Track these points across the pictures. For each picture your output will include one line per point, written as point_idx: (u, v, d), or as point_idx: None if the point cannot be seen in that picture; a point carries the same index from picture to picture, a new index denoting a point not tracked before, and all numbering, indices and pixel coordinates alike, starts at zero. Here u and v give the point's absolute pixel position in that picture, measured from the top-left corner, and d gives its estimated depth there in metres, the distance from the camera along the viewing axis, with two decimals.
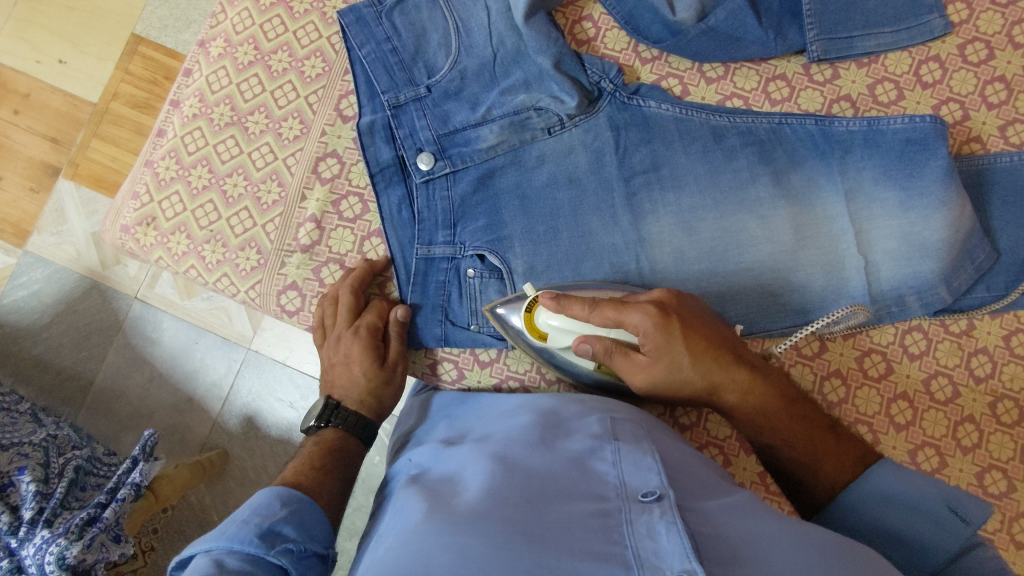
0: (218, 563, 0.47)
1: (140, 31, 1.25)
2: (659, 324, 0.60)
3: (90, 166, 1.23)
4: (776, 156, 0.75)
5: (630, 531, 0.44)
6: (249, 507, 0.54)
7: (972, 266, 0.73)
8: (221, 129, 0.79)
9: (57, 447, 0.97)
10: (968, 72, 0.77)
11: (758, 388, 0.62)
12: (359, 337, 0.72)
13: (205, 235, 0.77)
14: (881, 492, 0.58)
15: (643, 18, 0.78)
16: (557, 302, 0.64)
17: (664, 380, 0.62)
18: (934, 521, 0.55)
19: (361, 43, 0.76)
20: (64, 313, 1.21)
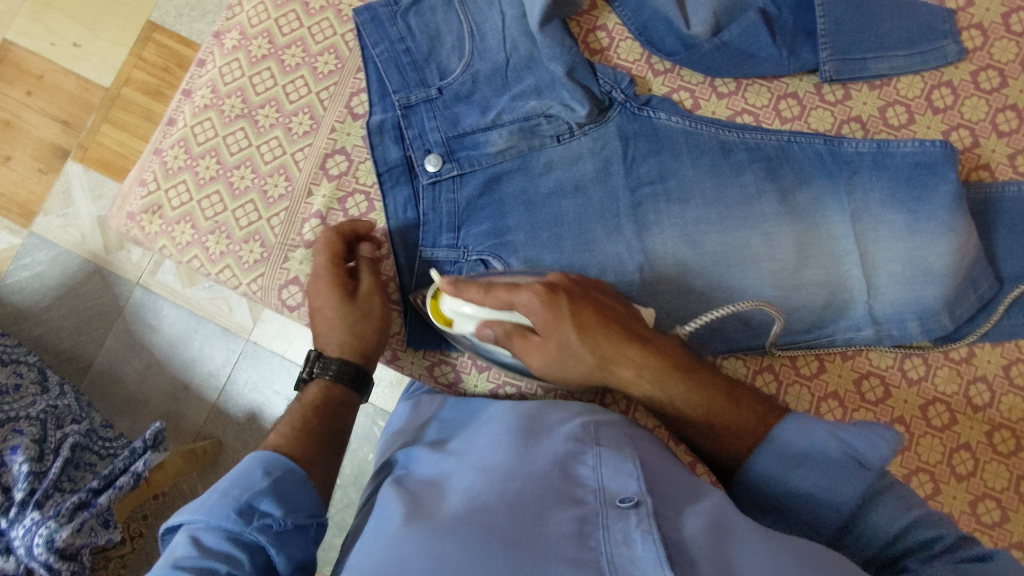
0: (196, 540, 0.53)
1: (154, 18, 1.25)
2: (546, 304, 0.62)
3: (99, 151, 1.23)
4: (782, 173, 0.75)
5: (606, 536, 0.44)
6: (233, 475, 0.57)
7: (975, 293, 0.73)
8: (231, 120, 0.79)
9: (55, 419, 0.96)
10: (979, 100, 0.77)
11: (654, 359, 0.63)
12: (322, 282, 0.70)
13: (210, 226, 0.77)
14: (787, 447, 0.61)
15: (657, 30, 0.78)
16: (455, 286, 0.64)
17: (557, 358, 0.63)
18: (838, 471, 0.58)
19: (375, 42, 0.76)
20: (67, 295, 1.22)
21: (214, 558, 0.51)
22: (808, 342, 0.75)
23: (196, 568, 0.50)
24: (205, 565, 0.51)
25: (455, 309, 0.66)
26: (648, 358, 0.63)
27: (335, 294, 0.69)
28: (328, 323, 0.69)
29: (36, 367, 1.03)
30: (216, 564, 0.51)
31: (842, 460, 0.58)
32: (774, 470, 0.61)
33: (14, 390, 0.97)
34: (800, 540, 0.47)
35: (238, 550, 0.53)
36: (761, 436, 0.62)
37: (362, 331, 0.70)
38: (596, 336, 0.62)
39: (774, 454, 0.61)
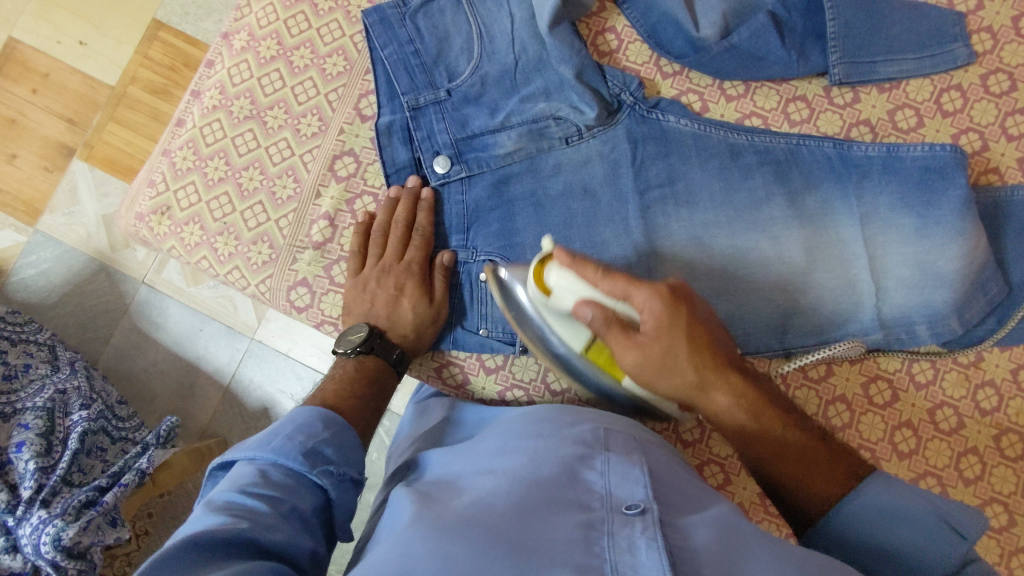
0: (263, 473, 0.49)
1: (161, 17, 1.25)
2: (663, 306, 0.56)
3: (105, 150, 1.24)
4: (792, 176, 0.75)
5: (610, 541, 0.43)
6: (293, 420, 0.55)
7: (984, 298, 0.73)
8: (239, 122, 0.79)
9: (65, 405, 0.97)
10: (989, 103, 0.77)
11: (755, 394, 0.58)
12: (410, 272, 0.73)
13: (219, 227, 0.78)
14: (869, 510, 0.52)
15: (666, 33, 0.78)
16: (572, 260, 0.60)
17: (657, 364, 0.57)
18: (926, 533, 0.50)
19: (384, 43, 0.76)
20: (73, 293, 1.22)
21: (281, 491, 0.49)
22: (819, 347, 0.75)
23: (265, 497, 0.47)
24: (272, 496, 0.48)
25: (559, 280, 0.61)
26: (749, 391, 0.58)
27: (416, 284, 0.73)
28: (405, 310, 0.72)
29: (46, 347, 1.03)
30: (282, 498, 0.48)
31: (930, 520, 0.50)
32: (854, 541, 0.52)
33: (21, 373, 0.98)
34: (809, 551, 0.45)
35: (301, 491, 0.50)
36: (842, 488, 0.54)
37: (432, 330, 0.73)
38: (706, 353, 0.57)
39: (852, 522, 0.52)
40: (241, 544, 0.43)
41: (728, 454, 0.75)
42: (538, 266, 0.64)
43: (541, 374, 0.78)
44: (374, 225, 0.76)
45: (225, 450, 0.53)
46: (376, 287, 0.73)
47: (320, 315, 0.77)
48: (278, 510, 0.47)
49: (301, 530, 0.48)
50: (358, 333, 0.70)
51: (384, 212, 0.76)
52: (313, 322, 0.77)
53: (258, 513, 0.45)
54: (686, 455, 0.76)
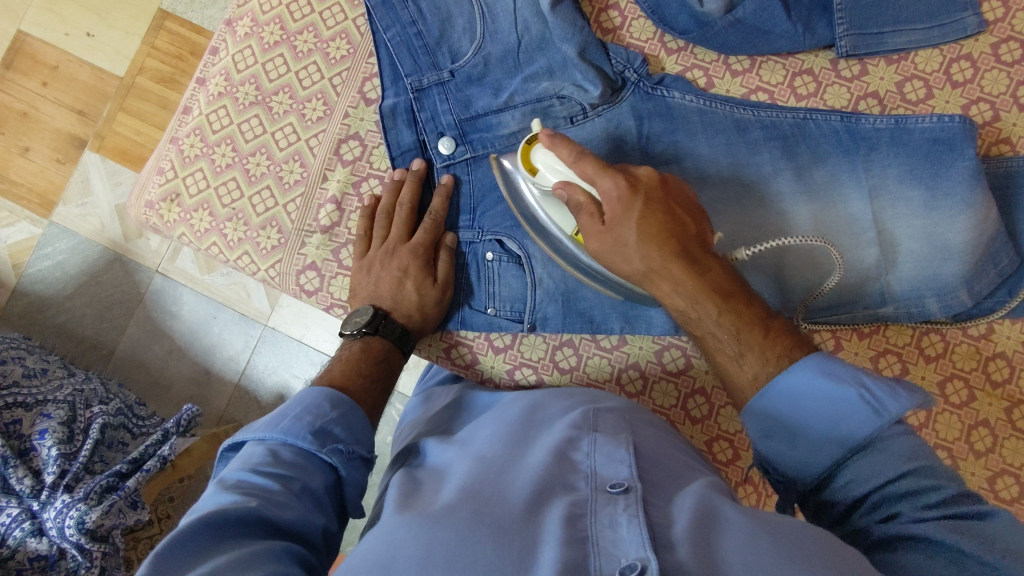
0: (273, 453, 0.51)
1: (166, 6, 1.25)
2: (623, 195, 0.58)
3: (116, 140, 1.25)
4: (799, 151, 0.74)
5: (593, 520, 0.44)
6: (301, 402, 0.56)
7: (994, 270, 0.72)
8: (245, 108, 0.80)
9: (84, 400, 0.99)
10: (1000, 72, 0.76)
11: (694, 282, 0.57)
12: (416, 256, 0.73)
13: (227, 213, 0.78)
14: (791, 390, 0.51)
15: (670, 7, 0.77)
16: (551, 139, 0.63)
17: (608, 251, 0.60)
18: (844, 413, 0.48)
19: (386, 26, 0.76)
20: (88, 283, 1.24)
21: (292, 470, 0.50)
22: (831, 323, 0.75)
23: (276, 475, 0.48)
24: (284, 475, 0.49)
25: (547, 162, 0.65)
26: (689, 280, 0.57)
27: (420, 267, 0.73)
28: (409, 291, 0.72)
29: (60, 362, 1.08)
30: (294, 477, 0.49)
31: (853, 406, 0.48)
32: (762, 416, 0.52)
33: (40, 375, 1.01)
34: (787, 521, 0.46)
35: (312, 469, 0.51)
36: (776, 371, 0.53)
37: (436, 311, 0.74)
38: (655, 242, 0.57)
39: (764, 397, 0.52)
40: (255, 523, 0.44)
41: (737, 429, 0.76)
42: (527, 146, 0.69)
43: (550, 352, 0.78)
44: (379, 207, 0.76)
45: (235, 432, 0.54)
46: (380, 269, 0.74)
47: (329, 299, 0.77)
48: (289, 488, 0.48)
49: (312, 507, 0.49)
50: (364, 316, 0.71)
51: (390, 194, 0.76)
52: (322, 305, 0.78)
53: (272, 491, 0.46)
54: (694, 433, 0.76)
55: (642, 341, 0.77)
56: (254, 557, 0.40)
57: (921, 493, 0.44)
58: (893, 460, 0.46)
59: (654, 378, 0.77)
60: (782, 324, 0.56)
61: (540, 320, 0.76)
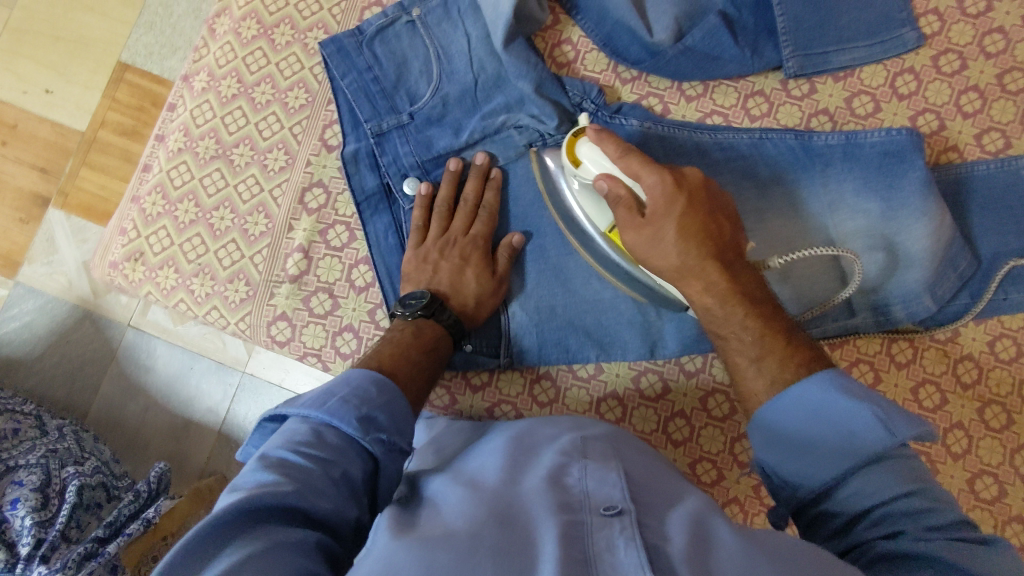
0: (317, 433, 0.49)
1: (125, 59, 1.25)
2: (668, 193, 0.59)
3: (80, 196, 1.23)
4: (758, 171, 0.76)
5: (591, 542, 0.44)
6: (349, 382, 0.54)
7: (954, 274, 0.73)
8: (206, 162, 0.79)
9: (58, 461, 0.97)
10: (942, 83, 0.79)
11: (728, 287, 0.59)
12: (478, 247, 0.74)
13: (193, 269, 0.77)
14: (806, 401, 0.52)
15: (622, 39, 0.79)
16: (597, 133, 0.63)
17: (646, 245, 0.61)
18: (853, 430, 0.49)
19: (343, 73, 0.77)
20: (58, 343, 1.21)
21: (331, 454, 0.48)
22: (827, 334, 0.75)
23: (317, 458, 0.47)
24: (324, 458, 0.48)
25: (589, 157, 0.65)
26: (724, 282, 0.59)
27: (481, 257, 0.73)
28: (469, 280, 0.72)
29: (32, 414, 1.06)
30: (334, 462, 0.48)
31: (860, 422, 0.49)
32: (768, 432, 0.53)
33: (12, 436, 1.00)
34: (782, 543, 0.46)
35: (352, 456, 0.50)
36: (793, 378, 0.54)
37: (493, 302, 0.73)
38: (695, 242, 0.59)
39: (774, 407, 0.53)
40: (287, 510, 0.44)
41: (720, 450, 0.75)
42: (572, 137, 0.68)
43: (527, 386, 0.77)
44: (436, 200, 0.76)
45: (279, 403, 0.53)
46: (437, 258, 0.73)
47: (302, 348, 0.76)
48: (328, 474, 0.47)
49: (348, 497, 0.48)
50: (420, 298, 0.69)
51: (447, 187, 0.76)
52: (295, 355, 0.77)
53: (309, 475, 0.46)
54: (677, 456, 0.75)
55: (618, 368, 0.77)
56: (268, 554, 0.40)
57: (921, 514, 0.45)
58: (893, 481, 0.47)
59: (633, 404, 0.76)
60: (801, 336, 0.58)
61: (517, 354, 0.76)
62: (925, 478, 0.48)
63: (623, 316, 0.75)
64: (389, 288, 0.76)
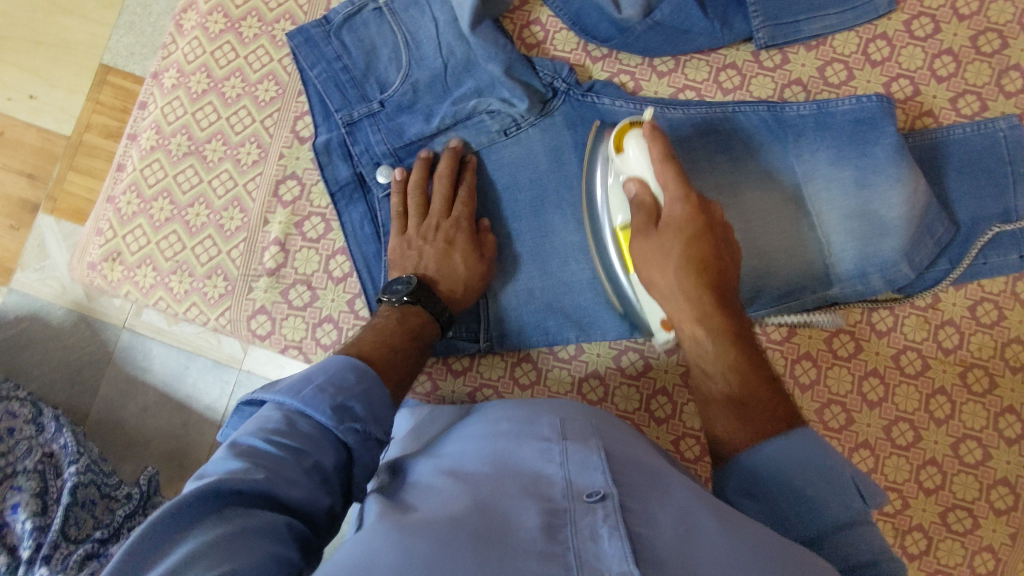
0: (291, 423, 0.49)
1: (107, 61, 1.25)
2: (687, 210, 0.61)
3: (71, 200, 1.22)
4: (732, 144, 0.76)
5: (574, 532, 0.44)
6: (325, 369, 0.52)
7: (932, 240, 0.73)
8: (179, 159, 0.79)
9: (55, 467, 0.97)
10: (915, 48, 0.78)
11: (720, 321, 0.60)
12: (463, 231, 0.72)
13: (171, 266, 0.78)
14: (795, 454, 0.53)
15: (591, 17, 0.78)
16: (653, 131, 0.64)
17: (653, 251, 0.63)
18: (838, 492, 0.52)
19: (312, 63, 0.77)
20: (55, 348, 1.21)
21: (302, 442, 0.48)
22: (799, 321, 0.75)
23: (290, 449, 0.47)
24: (296, 448, 0.47)
25: (634, 153, 0.66)
26: (718, 315, 0.60)
27: (467, 241, 0.72)
28: (457, 263, 0.71)
29: (28, 402, 1.02)
30: (307, 452, 0.47)
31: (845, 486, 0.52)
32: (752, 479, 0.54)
33: (6, 437, 0.98)
34: (767, 543, 0.46)
35: (325, 447, 0.49)
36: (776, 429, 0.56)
37: (479, 287, 0.72)
38: (696, 266, 0.60)
39: (759, 458, 0.54)
40: (258, 497, 0.44)
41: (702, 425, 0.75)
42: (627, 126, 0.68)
43: (509, 370, 0.78)
44: (420, 183, 0.74)
45: (256, 388, 0.52)
46: (422, 242, 0.72)
47: (282, 341, 0.76)
48: (300, 463, 0.46)
49: (319, 487, 0.48)
50: (407, 282, 0.67)
51: (427, 170, 0.75)
52: (276, 348, 0.77)
53: (281, 465, 0.45)
54: (660, 433, 0.76)
55: (599, 349, 0.77)
56: (236, 541, 0.40)
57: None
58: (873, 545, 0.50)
59: (615, 383, 0.77)
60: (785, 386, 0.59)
61: (496, 338, 0.77)
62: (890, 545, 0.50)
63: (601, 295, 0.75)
64: (368, 278, 0.75)
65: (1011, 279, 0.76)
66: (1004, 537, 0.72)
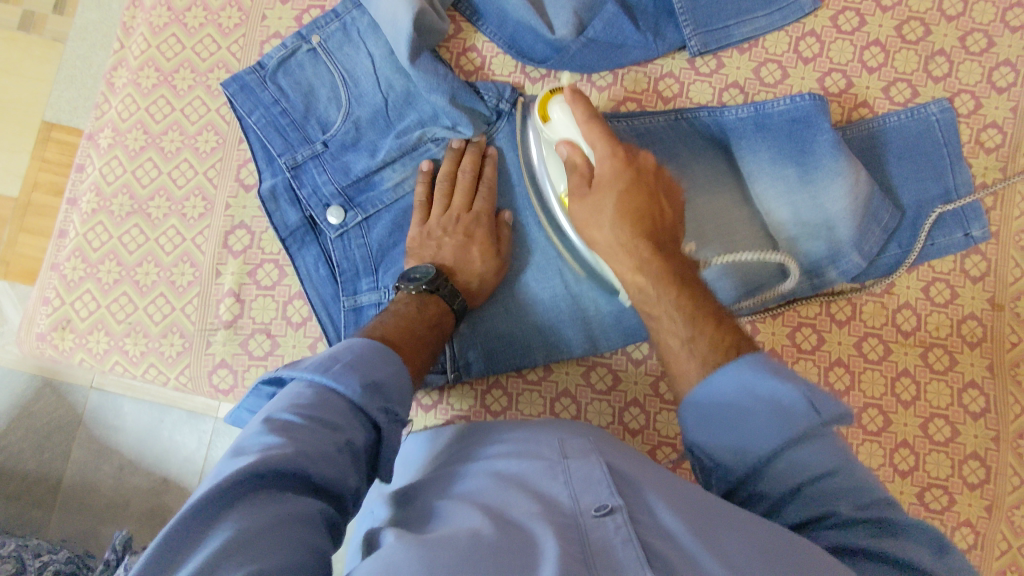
0: (323, 398, 0.48)
1: (49, 117, 1.21)
2: (615, 167, 0.64)
3: (23, 262, 1.18)
4: (678, 151, 0.77)
5: (588, 545, 0.44)
6: (353, 352, 0.52)
7: (879, 227, 0.74)
8: (123, 219, 0.78)
9: (32, 552, 0.91)
10: (844, 42, 0.80)
11: (659, 267, 0.62)
12: (481, 225, 0.73)
13: (124, 329, 0.76)
14: (739, 382, 0.52)
15: (525, 40, 0.79)
16: (574, 96, 0.67)
17: (585, 211, 0.65)
18: (786, 410, 0.50)
19: (250, 110, 0.75)
20: (20, 416, 1.12)
21: (333, 416, 0.47)
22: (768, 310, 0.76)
23: (325, 423, 0.46)
24: (331, 422, 0.46)
25: (560, 116, 0.69)
26: (657, 261, 0.62)
27: (486, 235, 0.73)
28: (474, 258, 0.72)
29: None
30: (341, 427, 0.47)
31: (792, 401, 0.50)
32: (703, 415, 0.54)
33: None
34: (779, 537, 0.46)
35: (355, 423, 0.48)
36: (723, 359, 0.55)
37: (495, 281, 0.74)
38: (629, 220, 0.63)
39: (707, 389, 0.54)
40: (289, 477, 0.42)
41: (676, 432, 0.75)
42: (547, 97, 0.71)
43: (478, 398, 0.77)
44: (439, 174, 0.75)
45: (281, 366, 0.51)
46: (441, 235, 0.73)
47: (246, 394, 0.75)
48: (335, 440, 0.45)
49: (350, 466, 0.46)
50: (424, 274, 0.69)
51: (450, 162, 0.75)
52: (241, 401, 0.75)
53: (315, 438, 0.44)
54: (636, 445, 0.75)
55: (567, 367, 0.77)
56: (268, 532, 0.38)
57: (851, 490, 0.48)
58: (823, 456, 0.49)
59: (586, 399, 0.76)
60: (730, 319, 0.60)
61: (463, 367, 0.75)
62: (850, 453, 0.50)
63: (564, 312, 0.76)
64: (328, 321, 0.74)
65: (959, 257, 0.77)
66: (980, 511, 0.73)
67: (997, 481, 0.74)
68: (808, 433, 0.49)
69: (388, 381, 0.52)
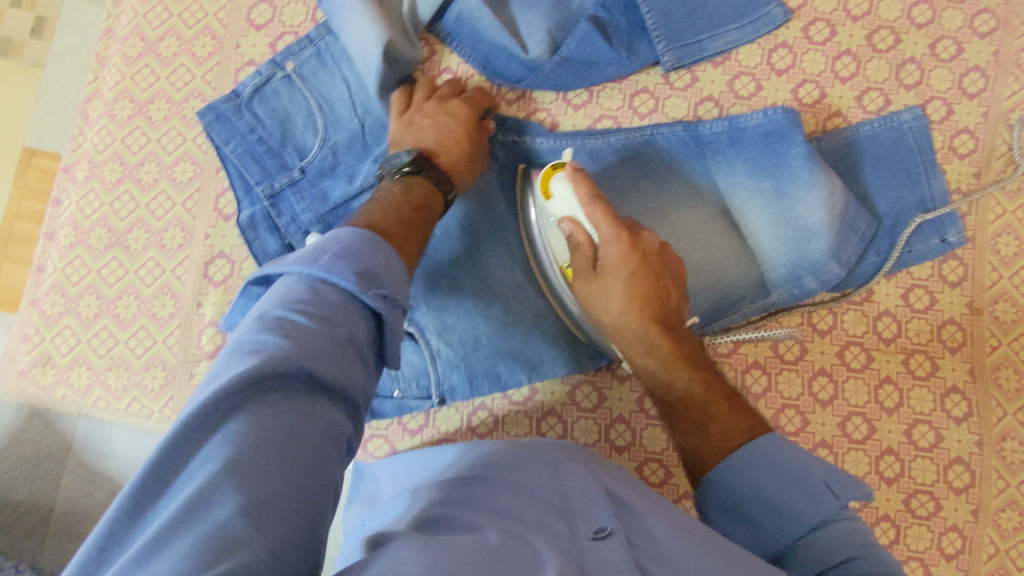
0: (314, 289, 0.46)
1: (30, 144, 1.21)
2: (623, 249, 0.66)
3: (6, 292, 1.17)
4: (655, 167, 0.78)
5: (587, 563, 0.45)
6: (338, 242, 0.49)
7: (856, 236, 0.74)
8: (101, 252, 0.77)
9: None
10: (816, 52, 0.81)
11: (670, 349, 0.66)
12: (460, 121, 0.74)
13: (106, 363, 0.75)
14: (767, 463, 0.58)
15: (500, 60, 0.79)
16: (576, 176, 0.66)
17: (594, 292, 0.67)
18: (808, 495, 0.55)
19: (226, 139, 0.75)
20: (10, 445, 1.12)
21: (329, 312, 0.45)
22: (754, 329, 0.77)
23: (319, 316, 0.44)
24: (325, 316, 0.44)
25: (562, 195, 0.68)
26: (665, 346, 0.66)
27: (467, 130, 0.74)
28: (455, 143, 0.72)
29: None
30: (336, 320, 0.45)
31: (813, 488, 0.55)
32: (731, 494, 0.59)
33: None
34: (774, 574, 0.46)
35: (354, 317, 0.46)
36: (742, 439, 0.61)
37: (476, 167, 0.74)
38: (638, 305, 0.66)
39: (734, 471, 0.59)
40: (297, 375, 0.41)
41: (663, 447, 0.75)
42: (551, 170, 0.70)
43: (464, 418, 0.78)
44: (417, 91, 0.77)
45: (267, 264, 0.49)
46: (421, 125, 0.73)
47: None
48: (334, 334, 0.44)
49: (355, 361, 0.45)
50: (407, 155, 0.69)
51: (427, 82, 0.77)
52: None
53: (312, 334, 0.43)
54: (624, 461, 0.76)
55: (553, 386, 0.77)
56: (274, 457, 0.38)
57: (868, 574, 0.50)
58: (843, 544, 0.52)
59: (573, 417, 0.77)
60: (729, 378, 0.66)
61: (448, 390, 0.76)
62: (875, 543, 0.52)
63: (546, 331, 0.76)
64: None
65: (937, 263, 0.78)
66: (966, 515, 0.74)
67: (982, 484, 0.75)
68: (829, 518, 0.54)
69: (382, 275, 0.49)
